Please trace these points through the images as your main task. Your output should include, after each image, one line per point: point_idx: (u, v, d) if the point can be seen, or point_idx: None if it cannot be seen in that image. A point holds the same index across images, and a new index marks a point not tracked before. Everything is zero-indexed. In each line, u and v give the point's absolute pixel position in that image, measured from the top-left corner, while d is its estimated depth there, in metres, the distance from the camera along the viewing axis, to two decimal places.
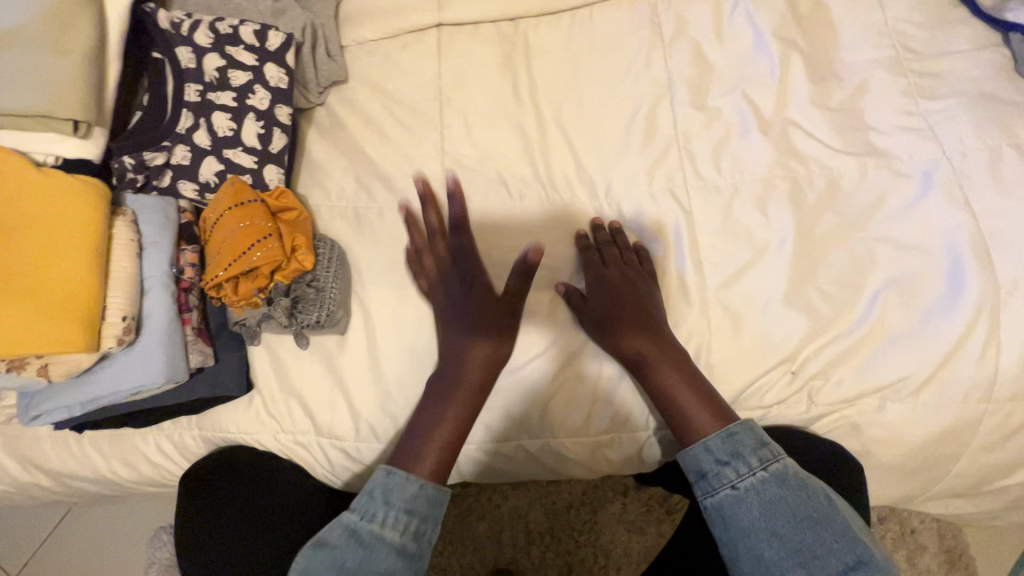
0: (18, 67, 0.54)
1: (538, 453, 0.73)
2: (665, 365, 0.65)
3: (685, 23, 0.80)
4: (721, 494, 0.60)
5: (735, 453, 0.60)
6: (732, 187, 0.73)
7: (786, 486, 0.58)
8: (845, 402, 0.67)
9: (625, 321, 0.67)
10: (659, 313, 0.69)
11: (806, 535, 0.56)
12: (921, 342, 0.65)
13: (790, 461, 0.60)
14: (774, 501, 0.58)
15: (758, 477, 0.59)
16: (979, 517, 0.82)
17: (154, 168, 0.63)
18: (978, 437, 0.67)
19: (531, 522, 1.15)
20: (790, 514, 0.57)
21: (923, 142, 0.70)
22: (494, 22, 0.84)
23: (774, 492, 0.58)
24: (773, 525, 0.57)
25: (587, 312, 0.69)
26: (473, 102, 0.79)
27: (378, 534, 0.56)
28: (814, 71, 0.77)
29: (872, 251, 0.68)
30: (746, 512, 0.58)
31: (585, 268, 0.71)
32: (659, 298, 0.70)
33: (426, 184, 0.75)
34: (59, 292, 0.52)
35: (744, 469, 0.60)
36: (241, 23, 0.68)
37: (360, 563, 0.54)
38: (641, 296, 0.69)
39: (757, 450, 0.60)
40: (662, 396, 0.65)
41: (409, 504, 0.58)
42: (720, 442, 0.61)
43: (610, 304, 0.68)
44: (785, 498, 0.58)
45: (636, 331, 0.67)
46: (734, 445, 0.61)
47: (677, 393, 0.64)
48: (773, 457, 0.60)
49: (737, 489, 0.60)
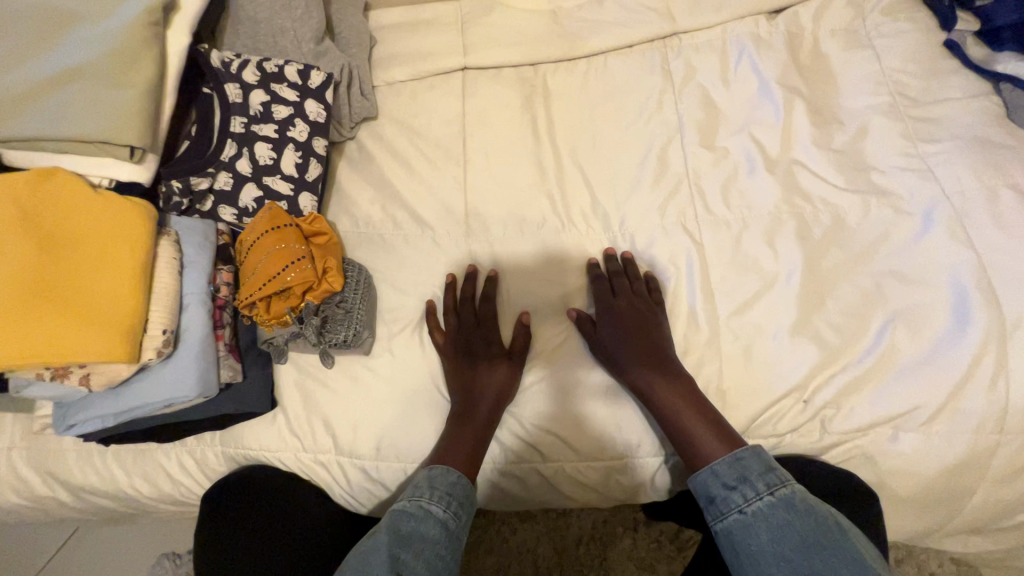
0: (82, 97, 0.58)
1: (552, 478, 0.73)
2: (671, 392, 0.67)
3: (693, 71, 0.86)
4: (731, 518, 0.60)
5: (742, 478, 0.61)
6: (741, 221, 0.76)
7: (794, 511, 0.58)
8: (859, 431, 0.68)
9: (632, 349, 0.70)
10: (666, 343, 0.71)
11: (815, 561, 0.55)
12: (930, 373, 0.66)
13: (798, 487, 0.59)
14: (782, 526, 0.57)
15: (765, 502, 0.59)
16: (997, 556, 0.80)
17: (198, 192, 0.67)
18: (993, 471, 0.66)
19: (540, 557, 1.13)
20: (798, 539, 0.56)
21: (923, 182, 0.74)
22: (516, 66, 0.90)
23: (781, 518, 0.58)
24: (782, 550, 0.56)
25: (597, 338, 0.72)
26: (494, 139, 0.84)
27: (425, 510, 0.60)
28: (817, 115, 0.81)
29: (878, 284, 0.71)
30: (754, 537, 0.58)
31: (596, 294, 0.74)
32: (666, 328, 0.73)
33: (449, 215, 0.80)
34: (105, 303, 0.54)
35: (751, 494, 0.60)
36: (286, 64, 0.73)
37: (410, 534, 0.58)
38: (648, 327, 0.72)
39: (764, 475, 0.61)
40: (669, 420, 0.66)
41: (451, 487, 0.62)
42: (727, 467, 0.62)
43: (619, 332, 0.71)
44: (792, 523, 0.57)
45: (642, 359, 0.69)
46: (741, 470, 0.61)
47: (684, 420, 0.66)
48: (781, 482, 0.60)
49: (746, 513, 0.60)
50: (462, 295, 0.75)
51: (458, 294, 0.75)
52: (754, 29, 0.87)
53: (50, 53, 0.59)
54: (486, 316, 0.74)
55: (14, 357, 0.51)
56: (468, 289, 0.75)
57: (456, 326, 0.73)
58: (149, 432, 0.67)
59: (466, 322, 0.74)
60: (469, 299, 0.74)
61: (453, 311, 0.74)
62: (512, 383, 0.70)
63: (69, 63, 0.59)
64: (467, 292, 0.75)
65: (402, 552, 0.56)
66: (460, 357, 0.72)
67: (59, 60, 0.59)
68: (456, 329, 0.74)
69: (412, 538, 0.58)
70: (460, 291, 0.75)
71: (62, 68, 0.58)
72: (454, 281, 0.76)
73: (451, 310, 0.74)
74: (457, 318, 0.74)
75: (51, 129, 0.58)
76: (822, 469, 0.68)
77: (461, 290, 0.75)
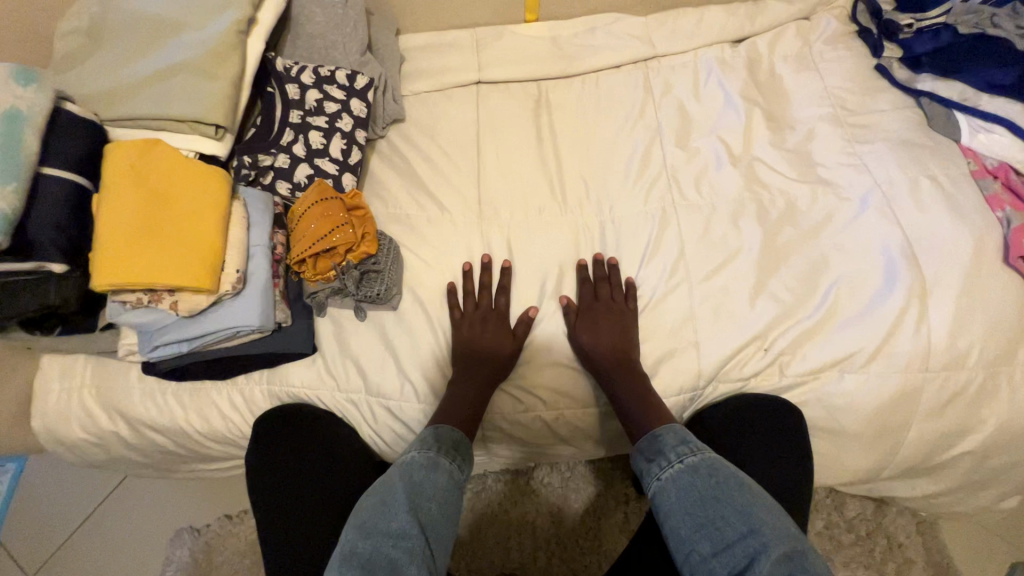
0: (181, 85, 0.73)
1: (552, 423, 0.85)
2: (623, 381, 0.80)
3: (671, 86, 1.03)
4: (651, 486, 0.73)
5: (659, 452, 0.75)
6: (711, 206, 0.91)
7: (697, 474, 0.71)
8: (811, 374, 0.80)
9: (601, 341, 0.83)
10: (632, 338, 0.83)
11: (709, 510, 0.67)
12: (864, 323, 0.79)
13: (704, 455, 0.72)
14: (687, 487, 0.70)
15: (675, 469, 0.72)
16: (942, 501, 0.91)
17: (262, 167, 0.83)
18: (924, 406, 0.79)
19: (539, 528, 1.22)
20: (698, 495, 0.69)
21: (859, 174, 0.90)
22: (522, 82, 1.07)
23: (687, 480, 0.71)
24: (685, 506, 0.69)
25: (574, 328, 0.85)
26: (503, 139, 1.00)
27: (434, 461, 0.72)
28: (773, 122, 0.98)
29: (824, 255, 0.85)
30: (666, 498, 0.71)
31: (581, 292, 0.87)
32: (634, 325, 0.85)
33: (465, 199, 0.94)
34: (192, 242, 0.67)
35: (666, 464, 0.73)
36: (337, 70, 0.89)
37: (423, 481, 0.70)
38: (619, 324, 0.84)
39: (677, 448, 0.74)
40: (617, 403, 0.80)
41: (455, 442, 0.75)
42: (647, 443, 0.76)
43: (592, 326, 0.84)
44: (695, 484, 0.70)
45: (607, 351, 0.82)
46: (658, 445, 0.75)
47: (627, 402, 0.80)
48: (690, 452, 0.73)
49: (661, 480, 0.73)
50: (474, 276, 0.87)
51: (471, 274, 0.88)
52: (720, 54, 1.05)
53: (158, 54, 0.75)
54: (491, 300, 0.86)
55: (121, 278, 0.64)
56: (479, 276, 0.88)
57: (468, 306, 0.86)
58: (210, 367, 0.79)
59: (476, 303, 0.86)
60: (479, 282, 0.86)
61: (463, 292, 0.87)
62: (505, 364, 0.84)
63: (172, 61, 0.74)
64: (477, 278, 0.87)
65: (417, 496, 0.68)
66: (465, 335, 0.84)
67: (165, 58, 0.74)
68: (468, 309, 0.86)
69: (425, 484, 0.70)
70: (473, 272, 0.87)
71: (167, 63, 0.74)
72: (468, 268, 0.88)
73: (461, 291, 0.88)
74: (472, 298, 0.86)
75: (156, 109, 0.72)
76: (766, 403, 0.82)
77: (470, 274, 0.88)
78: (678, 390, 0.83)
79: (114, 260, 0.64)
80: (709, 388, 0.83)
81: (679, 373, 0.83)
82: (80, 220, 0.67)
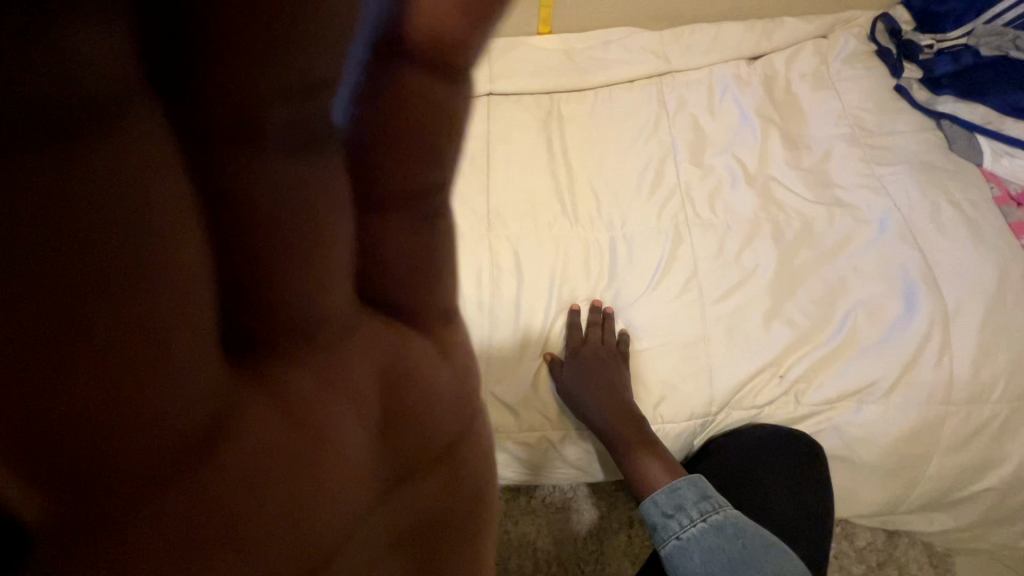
0: None
1: (559, 444, 0.85)
2: (624, 429, 0.78)
3: (685, 102, 1.01)
4: (670, 544, 0.71)
5: (678, 507, 0.73)
6: (725, 225, 0.89)
7: (721, 534, 0.69)
8: (826, 404, 0.78)
9: (596, 396, 0.80)
10: (626, 388, 0.81)
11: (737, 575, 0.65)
12: (884, 351, 0.77)
13: (726, 512, 0.71)
14: (711, 548, 0.68)
15: (697, 527, 0.71)
16: (958, 537, 0.88)
17: None
18: (945, 439, 0.76)
19: (538, 549, 1.18)
20: (724, 558, 0.67)
21: (877, 198, 0.87)
22: (533, 94, 1.05)
23: (711, 540, 0.69)
24: (711, 569, 0.67)
25: (563, 383, 0.81)
26: (512, 153, 0.98)
27: None
28: (789, 141, 0.96)
29: (841, 279, 0.83)
30: (689, 559, 0.69)
31: (569, 339, 0.84)
32: (627, 371, 0.82)
33: (473, 211, 0.91)
34: None
35: (687, 521, 0.72)
36: None
37: None
38: (611, 374, 0.81)
39: (698, 503, 0.72)
40: (621, 454, 0.78)
41: None
42: (665, 497, 0.74)
43: (585, 378, 0.81)
44: (720, 545, 0.68)
45: (603, 404, 0.80)
46: (678, 499, 0.73)
47: (634, 455, 0.77)
48: (712, 509, 0.71)
49: (682, 538, 0.71)
50: (395, 151, 0.27)
51: (397, 130, 0.27)
52: (736, 70, 1.04)
53: None
54: (299, 182, 0.24)
55: None
56: (396, 195, 0.29)
57: (371, 310, 0.33)
58: None
59: (87, 100, 0.16)
60: (413, 168, 0.28)
61: (240, 173, 0.22)
62: (180, 423, 0.24)
63: None
64: (379, 205, 0.29)
65: None
66: (413, 388, 0.36)
67: None
68: (412, 326, 0.35)
69: None
70: (381, 168, 0.28)
71: None
72: (429, 169, 0.28)
73: (276, 119, 0.22)
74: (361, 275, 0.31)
75: None
76: (772, 429, 0.81)
77: (400, 170, 0.28)
78: (689, 416, 0.80)
79: None
80: (720, 415, 0.81)
81: (692, 398, 0.80)
82: None
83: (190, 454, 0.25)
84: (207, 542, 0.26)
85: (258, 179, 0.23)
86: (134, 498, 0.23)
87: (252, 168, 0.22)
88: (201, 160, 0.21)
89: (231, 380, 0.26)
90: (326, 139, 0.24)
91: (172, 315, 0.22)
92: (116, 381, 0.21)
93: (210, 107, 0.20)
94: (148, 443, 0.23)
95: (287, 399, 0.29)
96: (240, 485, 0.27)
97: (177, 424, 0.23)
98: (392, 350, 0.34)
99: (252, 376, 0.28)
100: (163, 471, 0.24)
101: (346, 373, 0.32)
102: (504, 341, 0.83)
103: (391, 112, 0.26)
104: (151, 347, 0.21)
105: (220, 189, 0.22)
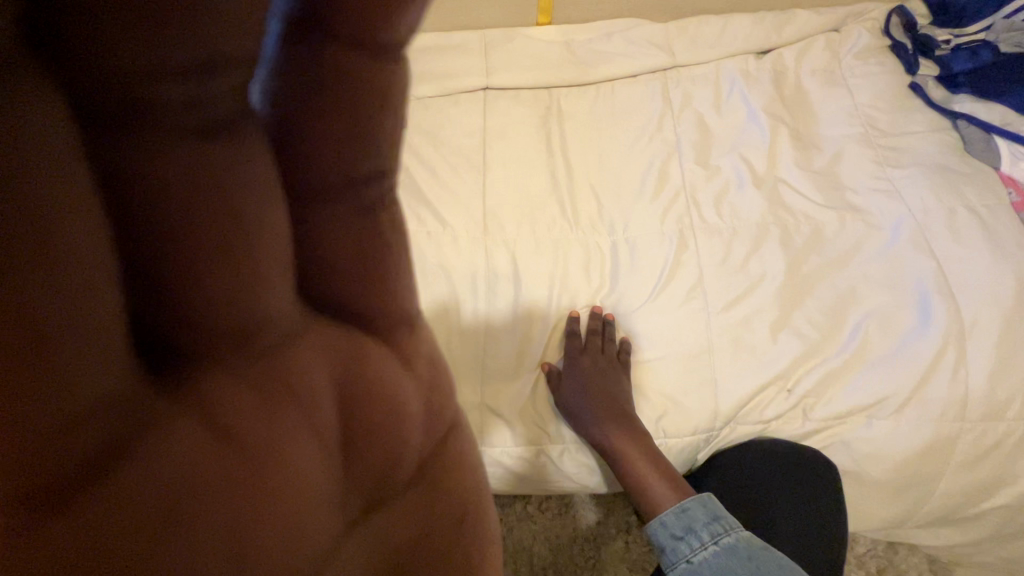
0: None
1: (559, 459, 0.81)
2: (627, 446, 0.75)
3: (690, 98, 0.97)
4: (679, 567, 0.67)
5: (688, 528, 0.69)
6: (732, 230, 0.85)
7: (734, 557, 0.64)
8: (835, 418, 0.75)
9: (597, 410, 0.77)
10: (627, 401, 0.78)
11: None
12: (896, 365, 0.74)
13: (740, 536, 0.66)
14: (723, 571, 0.63)
15: (709, 550, 0.66)
16: (966, 551, 0.86)
17: None
18: (957, 455, 0.74)
19: (535, 556, 1.16)
20: None
21: (891, 202, 0.84)
22: (531, 88, 1.00)
23: (723, 564, 0.64)
24: None
25: (562, 395, 0.78)
26: (510, 151, 0.93)
27: None
28: (798, 141, 0.92)
29: (852, 288, 0.79)
30: None
31: (568, 349, 0.80)
32: (629, 384, 0.79)
33: (467, 214, 0.87)
34: None
35: (697, 544, 0.67)
36: None
37: None
38: (613, 387, 0.78)
39: (709, 525, 0.68)
40: (625, 472, 0.75)
41: None
42: (674, 518, 0.70)
43: (585, 391, 0.78)
44: (732, 568, 0.63)
45: (605, 418, 0.76)
46: (687, 520, 0.69)
47: (639, 472, 0.74)
48: (724, 531, 0.67)
49: (692, 562, 0.66)
50: (322, 131, 0.27)
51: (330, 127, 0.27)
52: (744, 65, 0.99)
53: None
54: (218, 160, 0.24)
55: None
56: (333, 185, 0.29)
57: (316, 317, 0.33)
58: None
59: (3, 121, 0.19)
60: (350, 166, 0.29)
61: (145, 159, 0.23)
62: (61, 424, 0.22)
63: None
64: (308, 192, 0.29)
65: None
66: (379, 386, 0.34)
67: None
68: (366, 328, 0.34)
69: None
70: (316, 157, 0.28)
71: None
72: (371, 147, 0.28)
73: (170, 98, 0.22)
74: (307, 274, 0.32)
75: None
76: (774, 442, 0.79)
77: (331, 152, 0.28)
78: (693, 431, 0.77)
79: None
80: (724, 430, 0.78)
81: (696, 413, 0.76)
82: None
83: (113, 459, 0.25)
84: (154, 553, 0.25)
85: (167, 167, 0.23)
86: (44, 508, 0.23)
87: (163, 153, 0.23)
88: (110, 155, 0.22)
89: (155, 394, 0.27)
90: (247, 124, 0.25)
91: (83, 309, 0.22)
92: (15, 377, 0.21)
93: (92, 91, 0.21)
94: (60, 454, 0.23)
95: (220, 414, 0.28)
96: (175, 497, 0.26)
97: (92, 427, 0.24)
98: (339, 356, 0.33)
99: (174, 383, 0.27)
100: (86, 479, 0.24)
101: (291, 384, 0.31)
102: (500, 351, 0.79)
103: (307, 82, 0.26)
104: (34, 347, 0.21)
105: (131, 196, 0.23)
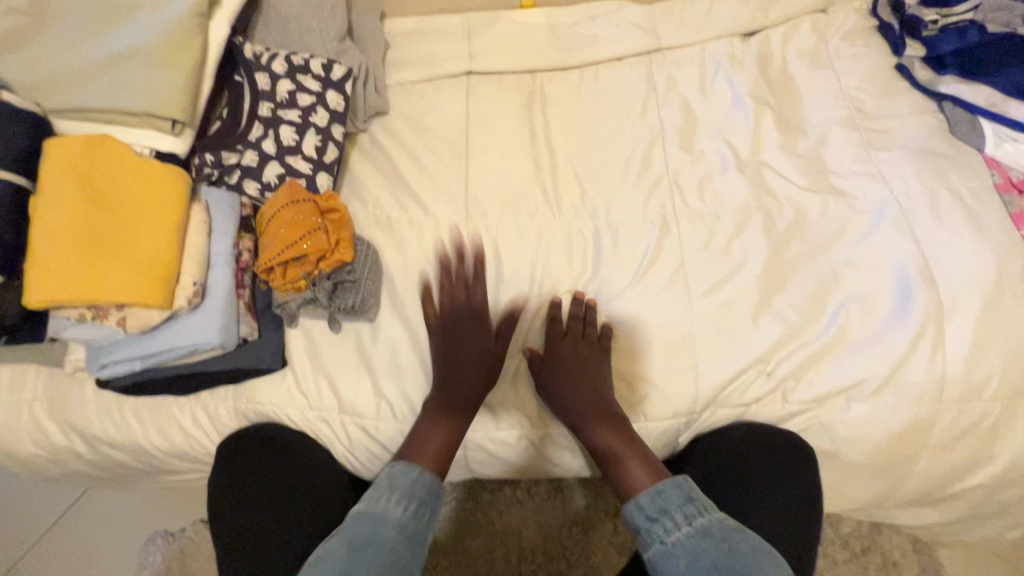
0: (145, 76, 0.71)
1: (540, 443, 0.80)
2: (605, 427, 0.75)
3: (675, 82, 0.96)
4: (654, 548, 0.67)
5: (663, 510, 0.68)
6: (714, 214, 0.85)
7: (708, 538, 0.65)
8: (814, 401, 0.75)
9: (577, 392, 0.77)
10: (607, 384, 0.78)
11: None
12: (874, 349, 0.74)
13: (713, 517, 0.66)
14: (698, 553, 0.64)
15: (683, 532, 0.66)
16: (946, 530, 0.87)
17: (227, 166, 0.80)
18: (933, 437, 0.74)
19: (524, 539, 1.17)
20: (710, 564, 0.62)
21: (875, 184, 0.83)
22: (515, 73, 0.99)
23: (696, 546, 0.65)
24: None
25: (542, 378, 0.79)
26: (493, 136, 0.92)
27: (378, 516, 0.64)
28: (783, 125, 0.91)
29: (834, 272, 0.79)
30: (673, 565, 0.65)
31: (549, 334, 0.81)
32: (610, 369, 0.79)
33: (449, 201, 0.86)
34: (147, 251, 0.65)
35: (671, 526, 0.67)
36: (311, 58, 0.85)
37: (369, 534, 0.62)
38: (592, 369, 0.79)
39: (683, 506, 0.68)
40: (604, 454, 0.75)
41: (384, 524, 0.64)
42: (649, 500, 0.70)
43: (564, 374, 0.78)
44: (705, 549, 0.64)
45: (583, 400, 0.77)
46: (662, 502, 0.69)
47: (617, 452, 0.74)
48: (698, 513, 0.67)
49: (666, 543, 0.66)
50: None
51: None
52: (729, 48, 0.98)
53: (110, 38, 0.72)
54: None
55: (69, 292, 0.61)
56: None
57: None
58: (170, 383, 0.75)
59: None
60: None
61: None
62: None
63: (124, 49, 0.71)
64: None
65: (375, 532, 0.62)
66: None
67: (120, 43, 0.72)
68: None
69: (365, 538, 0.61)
70: None
71: (121, 50, 0.72)
72: None
73: None
74: None
75: (107, 103, 0.71)
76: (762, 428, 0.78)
77: None
78: (673, 415, 0.77)
79: (46, 266, 0.60)
80: (705, 414, 0.78)
81: (676, 397, 0.77)
82: (16, 228, 0.65)
83: None
84: None
85: None
86: None
87: None
88: None
89: None
90: None
91: None
92: None
93: None
94: None
95: None
96: None
97: None
98: None
99: None
100: None
101: None
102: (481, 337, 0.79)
103: None
104: None
105: None
